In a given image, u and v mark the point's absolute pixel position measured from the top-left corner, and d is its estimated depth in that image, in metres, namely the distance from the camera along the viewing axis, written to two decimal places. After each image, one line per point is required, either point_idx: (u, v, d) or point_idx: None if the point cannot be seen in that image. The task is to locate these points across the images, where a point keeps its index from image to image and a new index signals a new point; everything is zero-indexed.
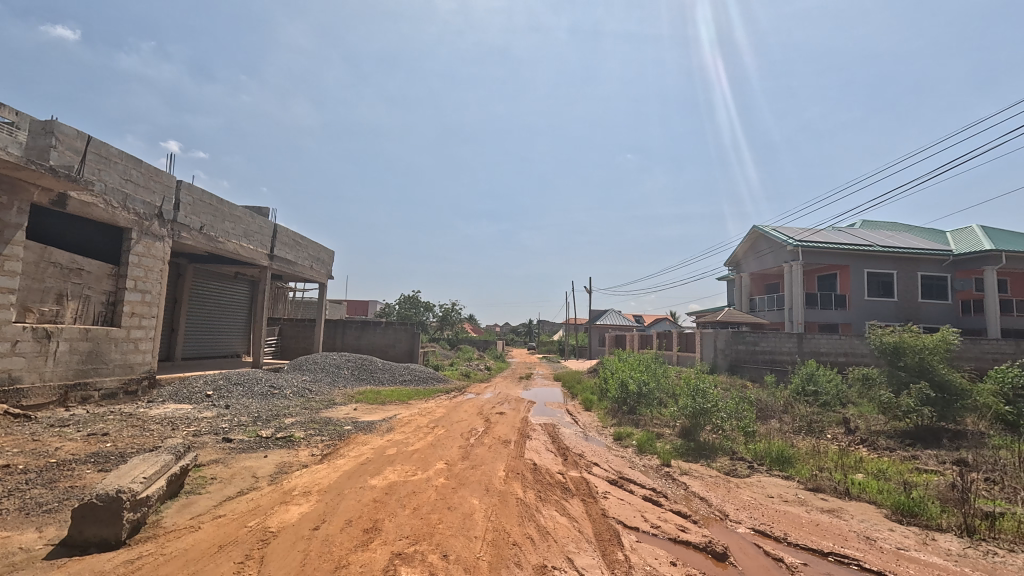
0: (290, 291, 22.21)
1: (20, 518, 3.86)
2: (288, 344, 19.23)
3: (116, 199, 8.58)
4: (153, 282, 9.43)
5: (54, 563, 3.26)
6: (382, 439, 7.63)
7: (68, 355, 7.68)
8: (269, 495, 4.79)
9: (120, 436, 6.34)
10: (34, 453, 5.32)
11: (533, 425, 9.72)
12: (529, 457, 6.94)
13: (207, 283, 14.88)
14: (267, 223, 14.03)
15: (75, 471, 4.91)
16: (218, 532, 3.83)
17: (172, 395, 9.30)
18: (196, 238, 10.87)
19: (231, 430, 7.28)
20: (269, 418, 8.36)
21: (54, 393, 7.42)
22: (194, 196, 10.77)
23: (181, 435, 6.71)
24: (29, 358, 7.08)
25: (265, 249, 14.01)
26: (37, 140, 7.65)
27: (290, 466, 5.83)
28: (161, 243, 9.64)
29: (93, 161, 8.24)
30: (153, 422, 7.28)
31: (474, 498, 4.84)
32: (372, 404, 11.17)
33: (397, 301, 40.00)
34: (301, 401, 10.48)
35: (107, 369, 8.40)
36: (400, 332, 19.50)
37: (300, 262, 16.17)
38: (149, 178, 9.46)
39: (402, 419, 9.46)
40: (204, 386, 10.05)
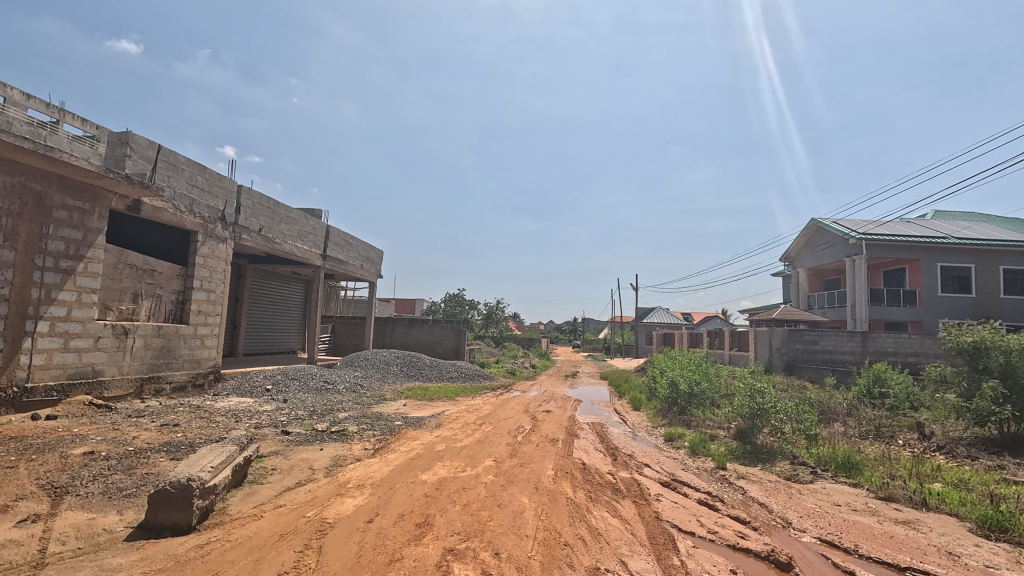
0: (342, 290, 23.00)
1: (104, 501, 4.16)
2: (340, 342, 19.90)
3: (184, 204, 9.10)
4: (217, 282, 9.98)
5: (133, 545, 3.48)
6: (430, 434, 7.75)
7: (143, 351, 8.23)
8: (325, 487, 4.93)
9: (190, 427, 6.72)
10: (115, 441, 5.74)
11: (580, 424, 9.58)
12: (577, 456, 6.86)
13: (266, 282, 15.61)
14: (320, 225, 14.54)
15: (151, 459, 5.25)
16: (280, 521, 3.98)
17: (235, 388, 9.81)
18: (256, 240, 11.39)
19: (289, 423, 7.60)
20: (324, 412, 8.68)
21: (132, 385, 7.98)
22: (253, 199, 11.29)
23: (244, 427, 7.06)
24: (110, 353, 7.63)
25: (319, 249, 14.51)
26: (114, 150, 8.17)
27: (344, 459, 6.00)
28: (224, 245, 10.17)
29: (163, 168, 8.78)
30: (218, 414, 7.72)
31: (524, 496, 4.82)
32: (421, 400, 11.37)
33: (443, 299, 40.62)
34: (354, 397, 10.81)
35: (177, 363, 8.95)
36: (446, 329, 19.81)
37: (351, 261, 16.68)
38: (213, 183, 9.99)
39: (450, 415, 9.57)
40: (264, 380, 10.58)
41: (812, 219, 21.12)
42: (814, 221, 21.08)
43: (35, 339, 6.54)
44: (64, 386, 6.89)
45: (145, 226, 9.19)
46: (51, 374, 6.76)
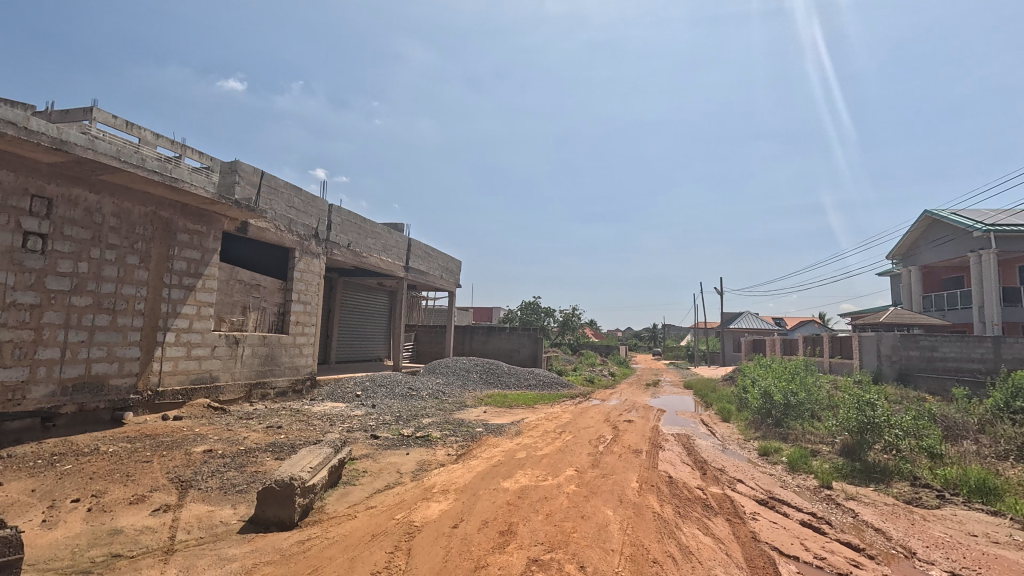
0: (423, 300, 23.94)
1: (220, 495, 4.60)
2: (422, 349, 20.68)
3: (283, 224, 9.94)
4: (312, 294, 10.76)
5: (245, 537, 3.80)
6: (511, 442, 7.79)
7: (251, 358, 9.05)
8: (412, 490, 5.11)
9: (291, 429, 7.27)
10: (229, 440, 6.35)
11: (664, 435, 9.19)
12: (663, 468, 6.57)
13: (354, 294, 16.61)
14: (402, 238, 15.23)
15: (259, 458, 5.73)
16: (371, 522, 4.17)
17: (329, 394, 10.50)
18: (345, 254, 12.16)
19: (377, 427, 7.98)
20: (409, 418, 9.02)
21: (242, 390, 8.80)
22: (342, 217, 12.08)
23: (337, 430, 7.52)
24: (224, 360, 8.46)
25: (401, 261, 15.19)
26: (225, 178, 9.09)
27: (429, 464, 6.19)
28: (318, 260, 10.96)
29: (265, 192, 9.64)
30: (315, 418, 8.28)
31: (608, 509, 4.68)
32: (500, 408, 11.48)
33: (519, 307, 40.98)
34: (436, 403, 11.15)
35: (279, 370, 9.74)
36: (523, 337, 19.96)
37: (431, 272, 17.31)
38: (307, 204, 10.81)
39: (529, 423, 9.58)
40: (354, 386, 11.22)
41: (926, 211, 18.90)
42: (928, 213, 18.85)
43: (165, 348, 7.40)
44: (187, 390, 7.75)
45: (251, 245, 10.13)
46: (177, 379, 7.62)
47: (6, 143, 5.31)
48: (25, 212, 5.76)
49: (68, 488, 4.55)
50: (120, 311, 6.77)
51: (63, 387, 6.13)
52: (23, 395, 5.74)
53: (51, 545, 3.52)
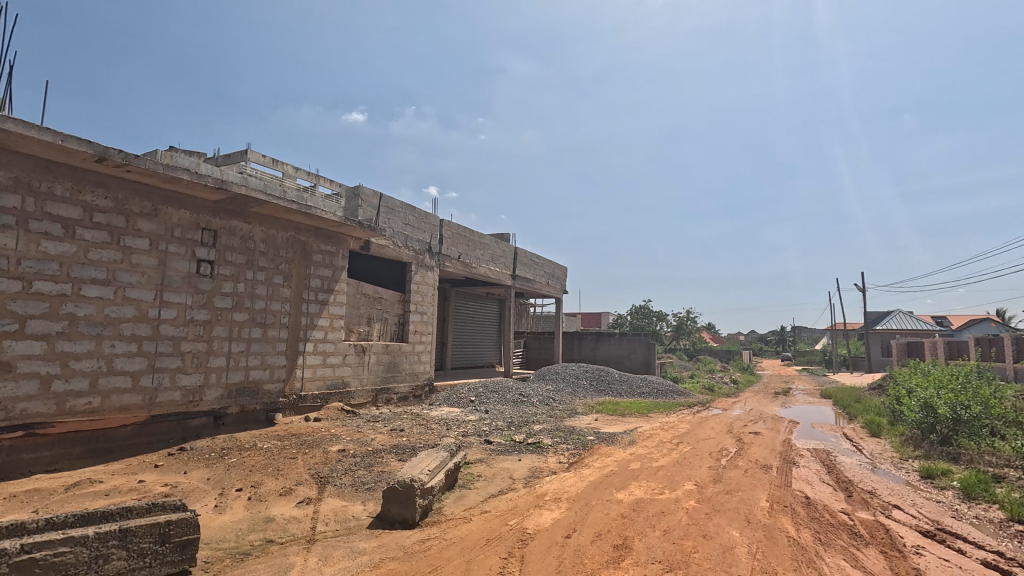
0: (531, 307, 24.31)
1: (352, 492, 5.03)
2: (532, 356, 20.96)
3: (400, 240, 10.71)
4: (427, 305, 11.44)
5: (373, 532, 4.11)
6: (624, 451, 7.55)
7: (377, 365, 9.84)
8: (525, 497, 5.16)
9: (412, 432, 7.77)
10: (360, 441, 6.95)
11: (798, 450, 8.28)
12: (797, 487, 5.91)
13: (466, 303, 17.36)
14: (509, 247, 15.59)
15: (385, 459, 6.19)
16: (486, 526, 4.28)
17: (446, 399, 11.07)
18: (456, 266, 12.76)
19: (491, 432, 8.22)
20: (520, 424, 9.17)
21: (370, 394, 9.60)
22: (452, 230, 12.69)
23: (453, 435, 7.87)
24: (354, 368, 9.30)
25: (508, 270, 15.55)
26: (350, 202, 10.01)
27: (541, 471, 6.22)
28: (431, 273, 11.63)
29: (384, 212, 10.46)
30: (433, 422, 8.74)
31: (733, 529, 4.32)
32: (612, 416, 11.19)
33: (629, 311, 39.90)
34: (547, 409, 11.20)
35: (401, 376, 10.47)
36: (634, 342, 19.39)
37: (538, 279, 17.51)
38: (421, 220, 11.53)
39: (643, 432, 9.22)
40: (469, 392, 11.69)
41: None
42: None
43: (305, 356, 8.32)
44: (324, 394, 8.64)
45: (374, 261, 11.04)
46: (316, 384, 8.53)
47: (183, 187, 6.36)
48: (198, 243, 6.84)
49: (233, 478, 5.28)
50: (269, 324, 7.76)
51: (228, 390, 7.16)
52: (200, 397, 6.81)
53: (221, 528, 4.10)
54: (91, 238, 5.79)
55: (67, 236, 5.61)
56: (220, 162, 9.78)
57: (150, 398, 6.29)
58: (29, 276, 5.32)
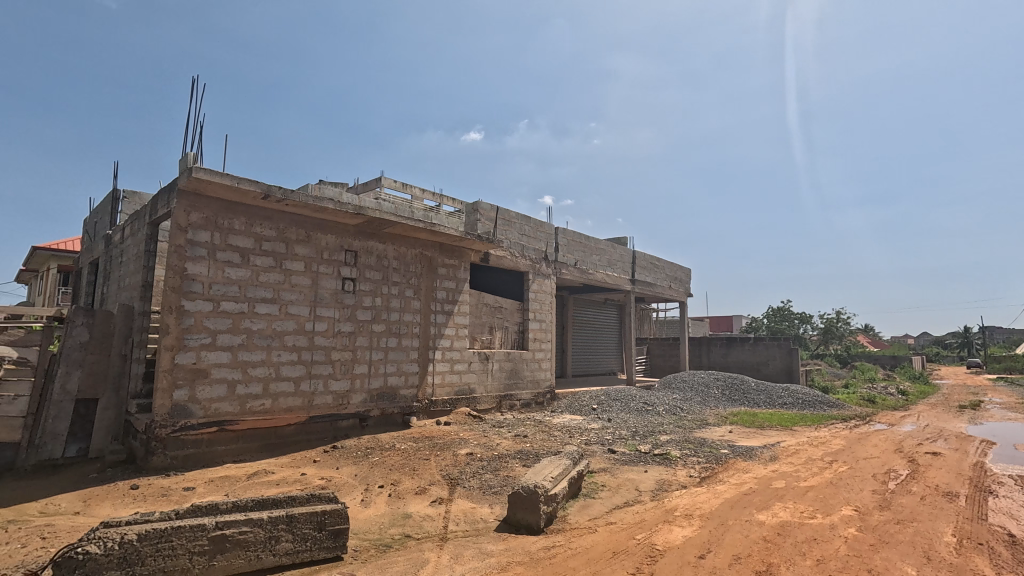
0: (653, 311, 23.36)
1: (480, 494, 5.23)
2: (656, 363, 20.09)
3: (517, 250, 11.00)
4: (546, 312, 11.56)
5: (501, 536, 4.22)
6: (765, 468, 6.86)
7: (500, 372, 10.17)
8: (653, 511, 4.93)
9: (535, 439, 7.87)
10: (486, 445, 7.22)
11: (996, 476, 6.82)
12: (997, 522, 4.85)
13: (584, 310, 17.24)
14: (627, 251, 15.17)
15: (510, 464, 6.35)
16: (612, 538, 4.16)
17: (568, 406, 11.07)
18: (573, 272, 12.75)
19: (614, 442, 8.00)
20: (646, 433, 8.80)
21: (494, 400, 9.94)
22: (568, 237, 12.71)
23: (576, 442, 7.82)
24: (478, 375, 9.71)
25: (627, 275, 15.13)
26: (469, 217, 10.51)
27: (669, 484, 5.90)
28: (549, 280, 11.76)
29: (501, 224, 10.82)
30: (556, 429, 8.77)
31: (907, 566, 3.67)
32: (749, 428, 10.26)
33: (765, 314, 36.45)
34: (674, 419, 10.61)
35: (523, 383, 10.70)
36: (773, 348, 17.67)
37: (659, 282, 16.78)
38: (536, 229, 11.74)
39: (787, 447, 8.30)
40: (591, 400, 11.56)
41: None
42: None
43: (435, 364, 8.89)
44: (453, 400, 9.14)
45: (494, 272, 11.48)
46: (445, 390, 9.06)
47: (329, 214, 7.21)
48: (342, 263, 7.69)
49: (376, 475, 5.80)
50: (403, 334, 8.43)
51: (370, 395, 7.91)
52: (347, 401, 7.62)
53: (367, 520, 4.53)
54: (260, 264, 6.81)
55: (243, 262, 6.66)
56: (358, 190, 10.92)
57: (308, 401, 7.18)
58: (217, 297, 6.41)
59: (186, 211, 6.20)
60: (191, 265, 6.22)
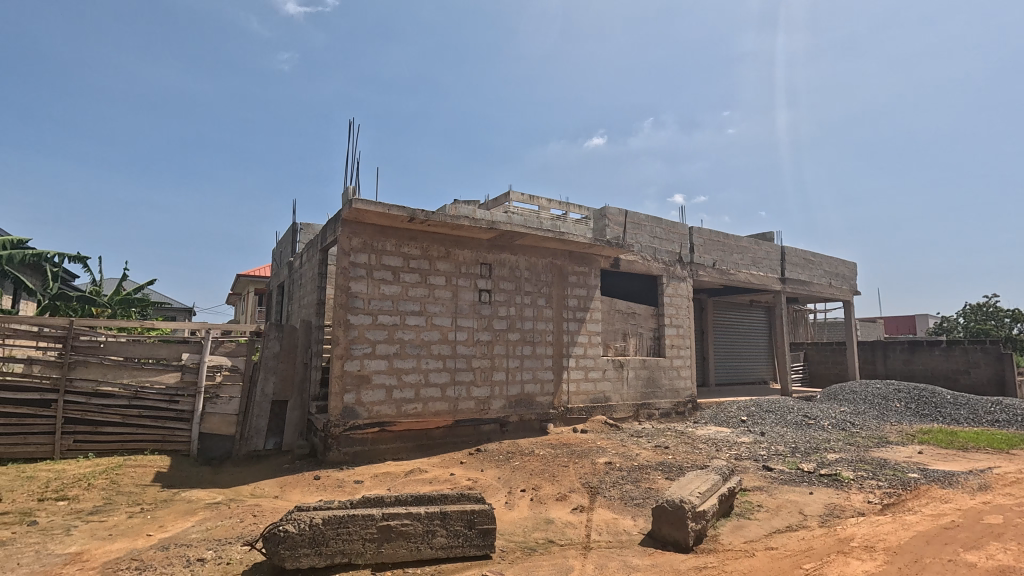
0: (810, 313, 20.79)
1: (622, 505, 5.11)
2: (817, 371, 17.81)
3: (649, 254, 10.65)
4: (683, 317, 10.96)
5: (646, 550, 4.08)
6: (972, 498, 5.67)
7: (636, 380, 9.88)
8: (823, 539, 4.36)
9: (678, 451, 7.47)
10: (625, 455, 7.04)
11: None
12: None
13: (726, 313, 15.99)
14: (774, 247, 13.75)
15: (651, 476, 6.11)
16: (773, 565, 3.78)
17: (712, 417, 10.34)
18: (711, 274, 11.93)
19: (770, 458, 7.25)
20: (808, 450, 7.83)
21: (631, 409, 9.68)
22: (704, 237, 11.93)
23: (725, 457, 7.25)
24: (613, 382, 9.53)
25: (776, 273, 13.70)
26: (598, 223, 10.40)
27: (842, 510, 5.17)
28: (685, 283, 11.16)
29: (631, 228, 10.54)
30: (701, 441, 8.23)
31: None
32: (946, 449, 8.56)
33: (961, 312, 30.29)
34: (844, 435, 9.28)
35: (661, 392, 10.25)
36: (975, 354, 14.70)
37: (816, 280, 14.91)
38: (669, 231, 11.22)
39: (1003, 475, 6.76)
40: (739, 411, 10.64)
41: None
42: None
43: (569, 371, 8.94)
44: (589, 408, 9.09)
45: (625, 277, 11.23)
46: (581, 398, 9.05)
47: (465, 231, 7.70)
48: (479, 276, 8.15)
49: (517, 479, 6.00)
50: (537, 342, 8.63)
51: (509, 401, 8.22)
52: (488, 406, 8.01)
53: (511, 522, 4.70)
54: (409, 280, 7.51)
55: (394, 279, 7.40)
56: (490, 205, 11.49)
57: (454, 405, 7.70)
58: (375, 311, 7.21)
59: (348, 237, 7.09)
60: (354, 284, 7.09)
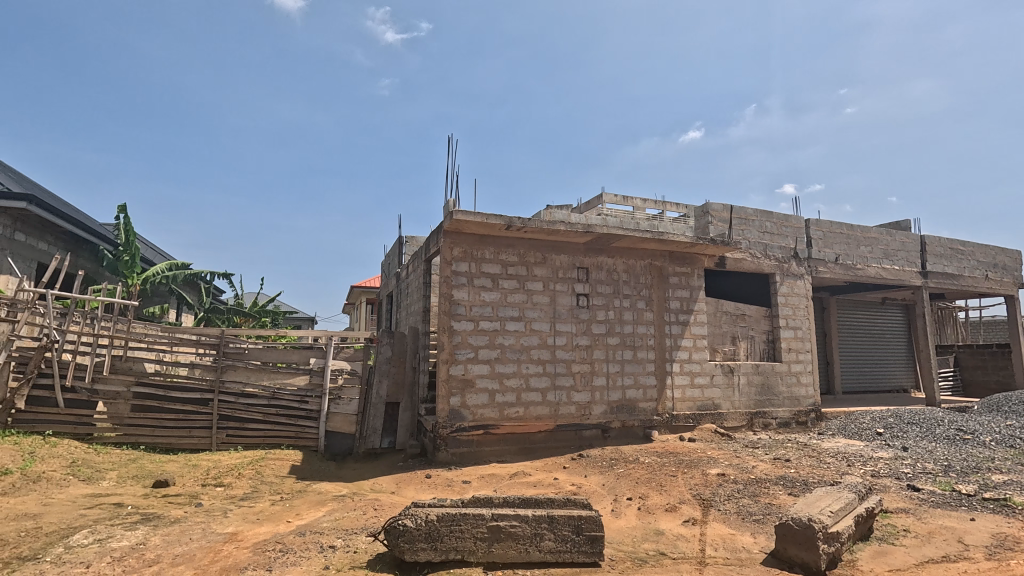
0: (960, 311, 17.99)
1: (739, 521, 4.78)
2: (972, 378, 15.34)
3: (759, 250, 9.92)
4: (802, 318, 10.03)
5: (770, 571, 3.78)
6: None
7: (748, 387, 9.20)
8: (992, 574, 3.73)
9: (801, 464, 6.83)
10: (740, 467, 6.58)
11: None
12: None
13: (853, 313, 14.37)
14: (911, 237, 12.10)
15: (771, 490, 5.65)
16: None
17: (841, 429, 9.33)
18: (834, 270, 10.80)
19: (916, 476, 6.36)
20: (966, 469, 6.75)
21: (744, 418, 9.03)
22: (823, 229, 10.84)
23: (859, 473, 6.49)
24: (723, 389, 8.97)
25: (915, 266, 12.05)
26: (700, 221, 9.87)
27: (1016, 542, 4.39)
28: (802, 281, 10.22)
29: (737, 224, 9.87)
30: (828, 455, 7.45)
31: None
32: None
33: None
34: (1014, 453, 7.87)
35: (779, 400, 9.46)
36: None
37: (967, 273, 12.89)
38: (781, 225, 10.34)
39: None
40: (874, 423, 9.48)
41: None
42: None
43: (673, 377, 8.58)
44: (696, 415, 8.64)
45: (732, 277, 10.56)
46: (687, 404, 8.63)
47: (562, 236, 7.73)
48: (576, 280, 8.12)
49: (623, 487, 5.85)
50: (638, 346, 8.39)
51: (610, 406, 8.07)
52: (590, 412, 7.92)
53: (619, 531, 4.60)
54: (507, 286, 7.69)
55: (494, 286, 7.62)
56: (584, 209, 11.41)
57: (555, 410, 7.72)
58: (477, 317, 7.47)
59: (450, 247, 7.42)
60: (456, 292, 7.40)
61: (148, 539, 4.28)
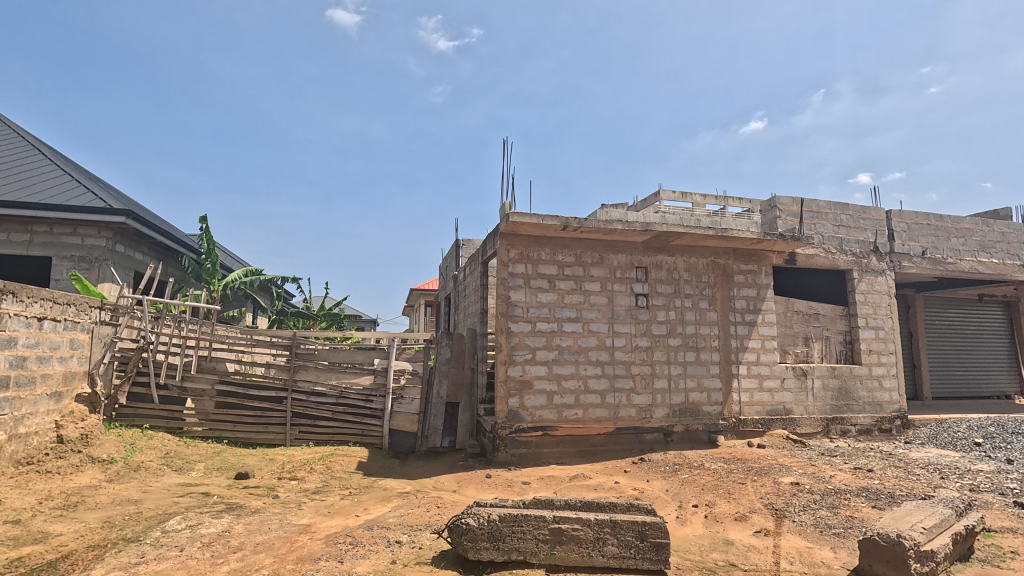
0: None
1: (817, 534, 4.49)
2: None
3: (834, 245, 9.31)
4: (884, 318, 9.31)
5: None
6: None
7: (824, 391, 8.64)
8: None
9: (886, 476, 6.31)
10: (815, 476, 6.17)
11: None
12: None
13: (943, 311, 13.18)
14: (1013, 226, 10.92)
15: (852, 502, 5.26)
16: None
17: (931, 438, 8.57)
18: (921, 264, 9.94)
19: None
20: None
21: (819, 424, 8.49)
22: (907, 221, 10.00)
23: (954, 487, 5.92)
24: (795, 393, 8.47)
25: (1017, 259, 10.87)
26: (767, 216, 9.37)
27: None
28: (884, 277, 9.48)
29: (808, 218, 9.29)
30: (917, 466, 6.84)
31: None
32: None
33: None
34: None
35: (858, 406, 8.82)
36: None
37: None
38: (858, 217, 9.63)
39: None
40: (971, 432, 8.63)
41: None
42: None
43: (740, 380, 8.19)
44: (766, 420, 8.22)
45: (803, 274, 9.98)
46: (755, 409, 8.22)
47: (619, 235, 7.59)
48: (635, 280, 7.95)
49: (688, 493, 5.66)
50: (702, 347, 8.09)
51: (672, 410, 7.83)
52: (651, 415, 7.72)
53: (685, 539, 4.44)
54: (564, 287, 7.64)
55: (551, 287, 7.60)
56: (640, 208, 11.16)
57: (614, 412, 7.59)
58: (534, 318, 7.47)
59: (507, 248, 7.47)
60: (513, 293, 7.44)
61: (232, 527, 4.61)
